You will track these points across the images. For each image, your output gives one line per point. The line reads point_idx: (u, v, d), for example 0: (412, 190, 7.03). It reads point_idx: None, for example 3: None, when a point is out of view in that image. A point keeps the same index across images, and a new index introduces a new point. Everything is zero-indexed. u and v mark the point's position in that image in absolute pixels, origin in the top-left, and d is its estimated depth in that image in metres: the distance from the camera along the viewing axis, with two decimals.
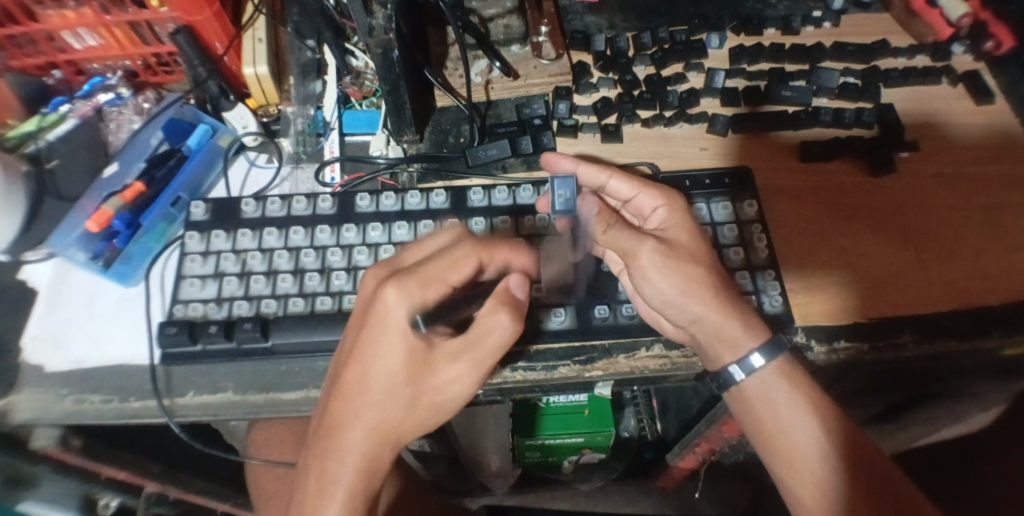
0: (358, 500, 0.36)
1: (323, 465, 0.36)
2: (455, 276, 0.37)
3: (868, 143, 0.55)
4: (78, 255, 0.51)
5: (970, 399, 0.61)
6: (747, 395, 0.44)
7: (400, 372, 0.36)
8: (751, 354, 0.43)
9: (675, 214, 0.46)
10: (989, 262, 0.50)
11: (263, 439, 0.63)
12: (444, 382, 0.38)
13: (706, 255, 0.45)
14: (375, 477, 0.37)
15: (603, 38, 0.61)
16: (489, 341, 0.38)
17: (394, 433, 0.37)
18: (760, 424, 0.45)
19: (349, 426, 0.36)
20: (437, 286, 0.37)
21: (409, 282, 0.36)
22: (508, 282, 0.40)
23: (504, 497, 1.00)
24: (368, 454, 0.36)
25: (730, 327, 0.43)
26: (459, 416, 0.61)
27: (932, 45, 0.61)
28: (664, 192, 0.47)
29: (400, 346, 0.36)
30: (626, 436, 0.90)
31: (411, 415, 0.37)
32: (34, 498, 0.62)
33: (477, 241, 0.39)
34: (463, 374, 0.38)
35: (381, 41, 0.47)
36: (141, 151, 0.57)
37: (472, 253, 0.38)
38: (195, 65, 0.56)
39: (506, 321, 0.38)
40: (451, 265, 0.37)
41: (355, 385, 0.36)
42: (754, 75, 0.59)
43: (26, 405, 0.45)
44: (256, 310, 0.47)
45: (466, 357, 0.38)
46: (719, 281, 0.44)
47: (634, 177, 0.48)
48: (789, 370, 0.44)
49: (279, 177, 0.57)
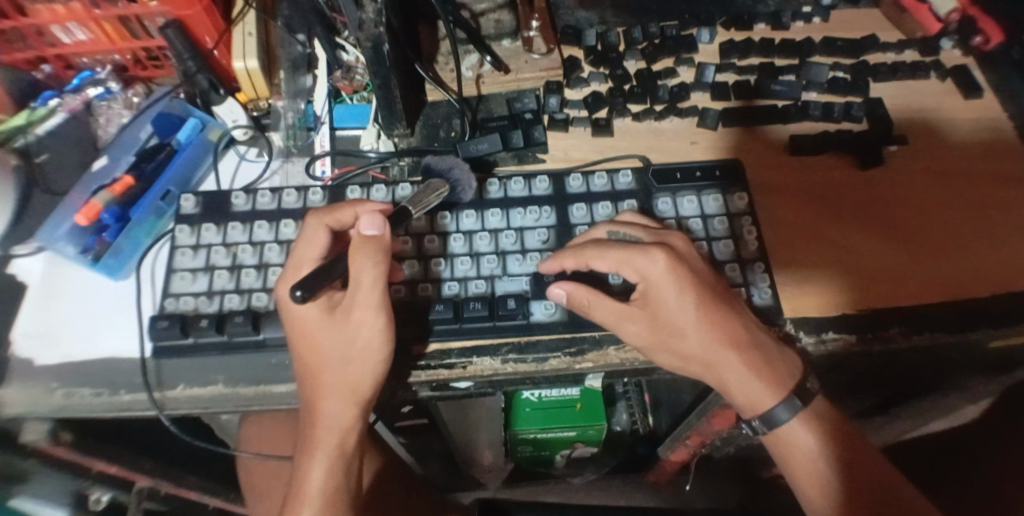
0: (337, 456, 0.43)
1: (310, 437, 0.42)
2: (319, 249, 0.43)
3: (855, 137, 0.55)
4: (68, 249, 0.51)
5: (958, 392, 0.62)
6: (780, 443, 0.45)
7: (326, 340, 0.41)
8: (771, 411, 0.44)
9: (657, 288, 0.43)
10: (977, 256, 0.50)
11: (254, 433, 0.63)
12: (353, 333, 0.41)
13: (708, 321, 0.42)
14: (347, 430, 0.42)
15: (594, 33, 0.61)
16: (364, 281, 0.40)
17: (354, 393, 0.42)
18: (797, 473, 0.45)
19: (319, 401, 0.42)
20: (311, 264, 0.42)
21: (295, 269, 0.42)
22: (358, 226, 0.41)
23: (499, 490, 1.02)
24: (336, 411, 0.42)
25: (727, 391, 0.45)
26: (450, 407, 0.61)
27: (921, 41, 0.61)
28: (644, 261, 0.43)
29: (311, 316, 0.41)
30: (618, 431, 0.87)
31: (353, 369, 0.41)
32: (27, 493, 0.62)
33: (321, 211, 0.44)
34: (364, 317, 0.40)
35: (370, 35, 0.47)
36: (130, 146, 0.57)
37: (316, 224, 0.43)
38: (185, 59, 0.55)
39: (366, 263, 0.40)
40: (312, 244, 0.43)
41: (306, 362, 0.42)
42: (744, 70, 0.59)
43: (14, 399, 0.45)
44: (247, 304, 0.47)
45: (354, 304, 0.41)
46: (718, 354, 0.43)
47: (610, 250, 0.44)
48: (815, 423, 0.45)
49: (269, 171, 0.57)
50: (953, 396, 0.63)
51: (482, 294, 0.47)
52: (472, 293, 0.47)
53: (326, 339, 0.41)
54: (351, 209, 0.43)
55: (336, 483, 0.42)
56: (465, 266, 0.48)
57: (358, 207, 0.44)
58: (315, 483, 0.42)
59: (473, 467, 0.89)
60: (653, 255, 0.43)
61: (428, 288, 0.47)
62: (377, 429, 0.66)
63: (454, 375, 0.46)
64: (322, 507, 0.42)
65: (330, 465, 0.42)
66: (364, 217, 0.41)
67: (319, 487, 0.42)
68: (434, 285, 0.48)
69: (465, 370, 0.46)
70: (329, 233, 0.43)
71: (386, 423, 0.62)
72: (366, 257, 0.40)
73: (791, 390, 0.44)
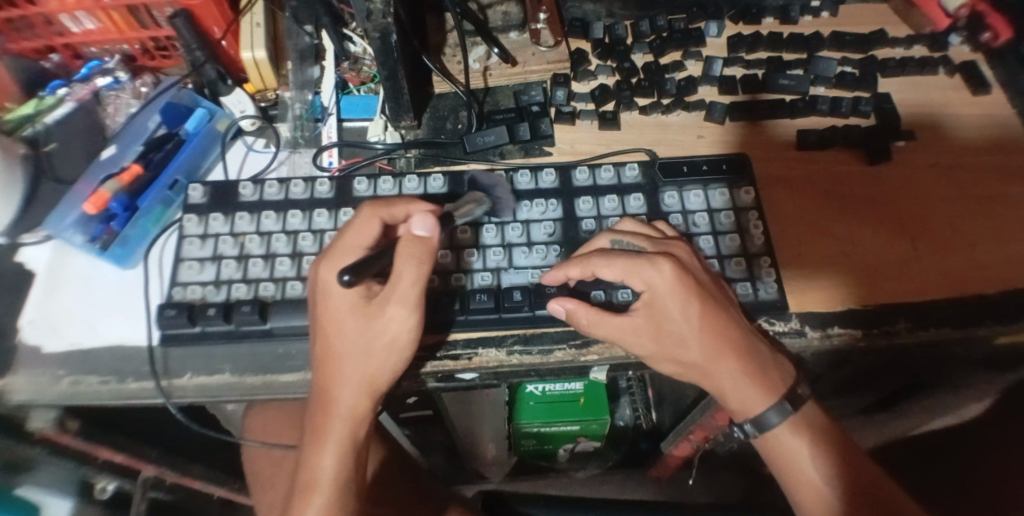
0: (349, 443, 0.43)
1: (321, 425, 0.42)
2: (367, 239, 0.42)
3: (862, 133, 0.55)
4: (77, 237, 0.51)
5: (962, 388, 0.62)
6: (772, 446, 0.45)
7: (352, 331, 0.41)
8: (763, 414, 0.44)
9: (661, 300, 0.42)
10: (985, 253, 0.50)
11: (259, 422, 0.63)
12: (383, 328, 0.41)
13: (711, 332, 0.42)
14: (359, 419, 0.43)
15: (602, 26, 0.61)
16: (403, 279, 0.40)
17: (374, 383, 0.42)
18: (791, 476, 0.45)
19: (335, 389, 0.42)
20: (355, 251, 0.41)
21: (339, 255, 0.41)
22: (409, 226, 0.41)
23: (500, 483, 1.02)
24: (353, 396, 0.42)
25: (722, 396, 0.45)
26: (454, 399, 0.61)
27: (929, 36, 0.61)
28: (650, 272, 0.42)
29: (346, 306, 0.41)
30: (620, 425, 0.89)
31: (375, 364, 0.42)
32: (33, 481, 0.63)
33: (374, 202, 0.43)
34: (396, 315, 0.41)
35: (379, 25, 0.47)
36: (138, 134, 0.57)
37: (369, 214, 0.42)
38: (193, 49, 0.56)
39: (411, 261, 0.40)
40: (360, 230, 0.42)
41: (328, 349, 0.42)
42: (752, 64, 0.59)
43: (21, 386, 0.45)
44: (254, 293, 0.47)
45: (390, 301, 0.41)
46: (716, 364, 0.43)
47: (616, 259, 0.43)
48: (803, 425, 0.45)
49: (276, 162, 0.57)
50: (957, 393, 0.63)
51: (489, 286, 0.47)
52: (478, 285, 0.47)
53: (353, 329, 0.41)
54: (405, 208, 0.44)
55: (346, 471, 0.43)
56: (472, 257, 0.48)
57: (412, 207, 0.44)
58: (328, 471, 0.42)
59: (476, 460, 0.89)
60: (658, 267, 0.42)
61: (435, 279, 0.47)
62: (382, 419, 0.66)
63: (460, 367, 0.46)
64: (333, 493, 0.42)
65: (342, 455, 0.42)
66: (416, 216, 0.42)
67: (330, 474, 0.42)
68: (441, 277, 0.48)
69: (470, 362, 0.46)
70: (380, 225, 0.42)
71: (392, 415, 0.62)
72: (413, 257, 0.40)
73: (782, 395, 0.44)
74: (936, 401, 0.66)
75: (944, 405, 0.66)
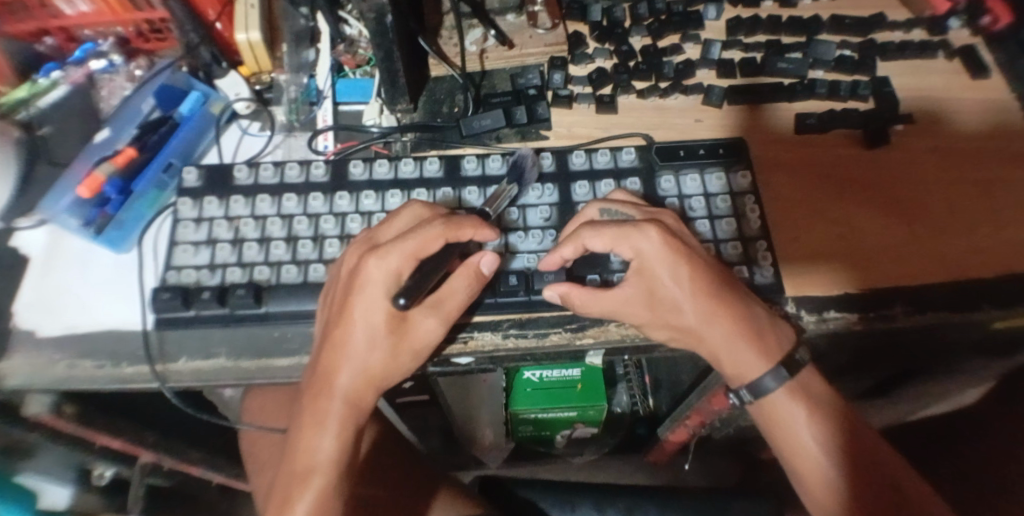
0: (348, 428, 0.43)
1: (317, 405, 0.42)
2: (425, 253, 0.42)
3: (861, 115, 0.55)
4: (72, 221, 0.51)
5: (959, 376, 0.62)
6: (765, 411, 0.46)
7: (372, 327, 0.41)
8: (762, 379, 0.44)
9: (650, 265, 0.43)
10: (980, 237, 0.50)
11: (258, 406, 0.64)
12: (417, 337, 0.42)
13: (701, 292, 0.42)
14: (354, 406, 0.43)
15: (600, 8, 0.60)
16: (451, 301, 0.43)
17: (376, 379, 0.43)
18: (787, 449, 0.46)
19: (336, 377, 0.42)
20: (408, 261, 0.41)
21: (389, 257, 0.41)
22: (477, 259, 0.43)
23: (497, 469, 1.03)
24: (349, 377, 0.42)
25: (718, 361, 0.45)
26: (451, 383, 0.61)
27: (929, 19, 0.60)
28: (638, 238, 0.42)
29: (377, 308, 0.41)
30: (618, 411, 0.88)
31: (380, 358, 0.42)
32: (31, 467, 0.63)
33: (446, 221, 0.42)
34: (428, 329, 0.42)
35: (373, 6, 0.46)
36: (132, 117, 0.57)
37: (439, 234, 0.41)
38: (187, 31, 0.55)
39: (461, 286, 0.43)
40: (423, 242, 0.41)
41: (334, 340, 0.42)
42: (751, 47, 0.59)
43: (16, 370, 0.45)
44: (249, 277, 0.47)
45: (429, 312, 0.42)
46: (708, 325, 0.43)
47: (605, 229, 0.43)
48: (798, 391, 0.45)
49: (271, 145, 0.57)
50: (957, 379, 0.63)
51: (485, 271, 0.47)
52: None
53: (369, 331, 0.41)
54: (473, 233, 0.43)
55: (342, 454, 0.43)
56: None
57: (478, 228, 0.43)
58: (324, 453, 0.42)
59: (472, 445, 0.90)
60: (645, 231, 0.42)
61: None
62: (380, 403, 0.67)
63: (455, 350, 0.46)
64: (332, 477, 0.42)
65: (341, 439, 0.43)
66: (488, 253, 0.43)
67: (328, 458, 0.42)
68: None
69: (466, 345, 0.46)
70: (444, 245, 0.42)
71: (389, 399, 0.62)
72: (469, 288, 0.43)
73: (778, 361, 0.44)
74: (931, 387, 0.66)
75: (941, 391, 0.66)
